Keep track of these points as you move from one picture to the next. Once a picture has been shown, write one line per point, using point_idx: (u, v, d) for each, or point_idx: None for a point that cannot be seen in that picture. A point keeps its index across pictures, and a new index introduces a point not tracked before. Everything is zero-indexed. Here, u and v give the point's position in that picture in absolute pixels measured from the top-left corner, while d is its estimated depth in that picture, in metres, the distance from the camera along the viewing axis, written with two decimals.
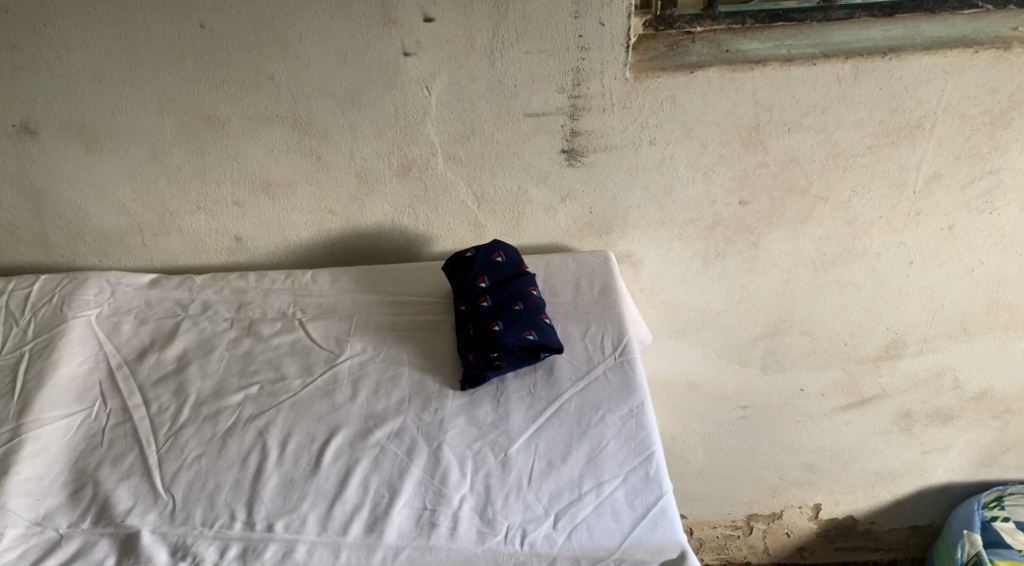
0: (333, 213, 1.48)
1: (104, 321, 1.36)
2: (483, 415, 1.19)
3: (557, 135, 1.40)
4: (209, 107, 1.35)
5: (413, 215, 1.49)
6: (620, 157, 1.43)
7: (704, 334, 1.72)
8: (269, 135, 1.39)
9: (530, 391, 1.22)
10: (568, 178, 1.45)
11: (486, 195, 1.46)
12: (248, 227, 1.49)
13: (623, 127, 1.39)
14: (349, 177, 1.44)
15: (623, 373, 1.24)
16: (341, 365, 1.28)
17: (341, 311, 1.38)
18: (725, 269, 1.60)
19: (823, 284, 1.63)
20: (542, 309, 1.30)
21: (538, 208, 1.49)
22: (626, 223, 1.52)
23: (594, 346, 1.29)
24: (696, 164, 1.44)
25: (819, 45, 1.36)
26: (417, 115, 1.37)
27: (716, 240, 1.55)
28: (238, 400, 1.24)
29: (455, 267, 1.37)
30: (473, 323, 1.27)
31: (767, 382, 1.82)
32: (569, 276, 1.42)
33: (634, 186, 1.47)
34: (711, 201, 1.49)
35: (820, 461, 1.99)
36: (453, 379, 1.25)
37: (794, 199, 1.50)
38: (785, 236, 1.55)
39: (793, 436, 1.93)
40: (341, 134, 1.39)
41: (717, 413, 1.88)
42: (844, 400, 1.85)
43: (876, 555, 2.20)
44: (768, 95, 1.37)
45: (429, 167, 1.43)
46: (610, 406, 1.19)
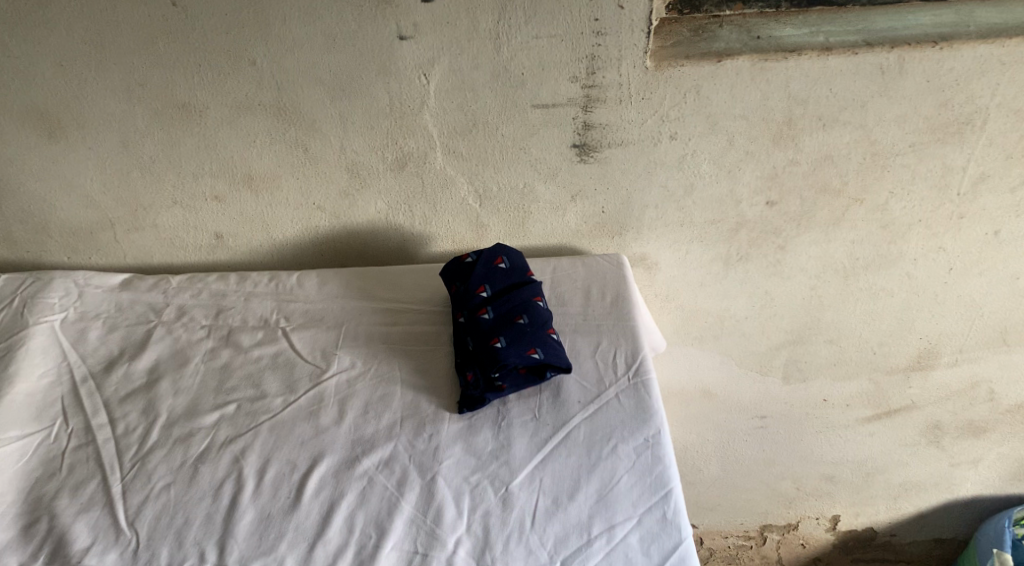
0: (322, 210, 1.36)
1: (69, 327, 1.24)
2: (482, 443, 1.08)
3: (568, 128, 1.27)
4: (184, 92, 1.22)
5: (409, 212, 1.36)
6: (637, 153, 1.30)
7: (722, 341, 1.60)
8: (251, 125, 1.26)
9: (534, 416, 1.11)
10: (579, 175, 1.32)
11: (488, 192, 1.34)
12: (229, 224, 1.37)
13: (640, 120, 1.26)
14: (340, 172, 1.31)
15: (637, 397, 1.12)
16: (327, 382, 1.17)
17: (329, 319, 1.26)
18: (747, 273, 1.47)
19: (854, 291, 1.50)
20: (549, 322, 1.18)
21: (545, 207, 1.36)
22: (641, 223, 1.39)
23: (605, 364, 1.18)
24: (720, 161, 1.31)
25: (861, 32, 1.22)
26: (414, 106, 1.24)
27: (739, 242, 1.43)
28: (212, 420, 1.12)
29: (453, 273, 1.24)
30: (473, 338, 1.15)
31: (788, 392, 1.70)
32: (578, 283, 1.30)
33: (651, 184, 1.34)
34: (735, 201, 1.36)
35: (840, 473, 1.87)
36: (449, 400, 1.13)
37: (827, 200, 1.36)
38: (815, 240, 1.42)
39: (813, 446, 1.82)
40: (330, 125, 1.26)
41: (733, 423, 1.77)
42: (870, 410, 1.73)
43: None
44: (803, 87, 1.23)
45: (427, 162, 1.30)
46: (623, 434, 1.08)
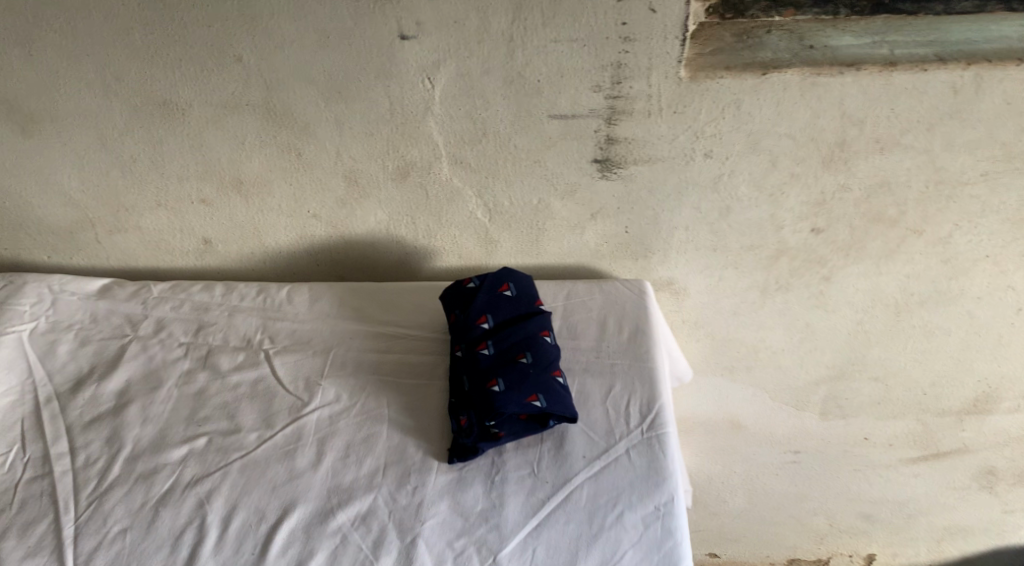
0: (317, 219, 1.24)
1: (38, 339, 1.15)
2: (471, 501, 0.97)
3: (589, 142, 1.13)
4: (165, 89, 1.12)
5: (412, 224, 1.24)
6: (666, 171, 1.15)
7: (754, 372, 1.45)
8: (238, 126, 1.15)
9: (532, 471, 0.99)
10: (600, 193, 1.18)
11: (499, 206, 1.20)
12: (218, 229, 1.26)
13: (671, 136, 1.12)
14: (336, 179, 1.19)
15: (650, 454, 1.00)
16: (308, 417, 1.06)
17: (316, 343, 1.15)
18: (787, 302, 1.32)
19: (906, 327, 1.34)
20: (556, 362, 1.05)
21: (561, 225, 1.22)
22: (668, 246, 1.25)
23: (617, 412, 1.05)
24: (760, 183, 1.16)
25: (932, 44, 1.06)
26: (416, 112, 1.12)
27: (779, 270, 1.28)
28: (180, 455, 1.03)
29: (453, 299, 1.12)
30: (469, 378, 1.03)
31: (825, 428, 1.55)
32: (594, 313, 1.17)
33: (681, 205, 1.19)
34: (776, 226, 1.22)
35: (879, 512, 1.72)
36: (439, 446, 1.02)
37: (880, 230, 1.21)
38: (865, 271, 1.26)
39: (851, 484, 1.67)
40: (324, 129, 1.14)
41: (763, 455, 1.63)
42: (916, 452, 1.58)
43: None
44: (861, 105, 1.07)
45: (431, 172, 1.18)
46: (631, 500, 0.96)
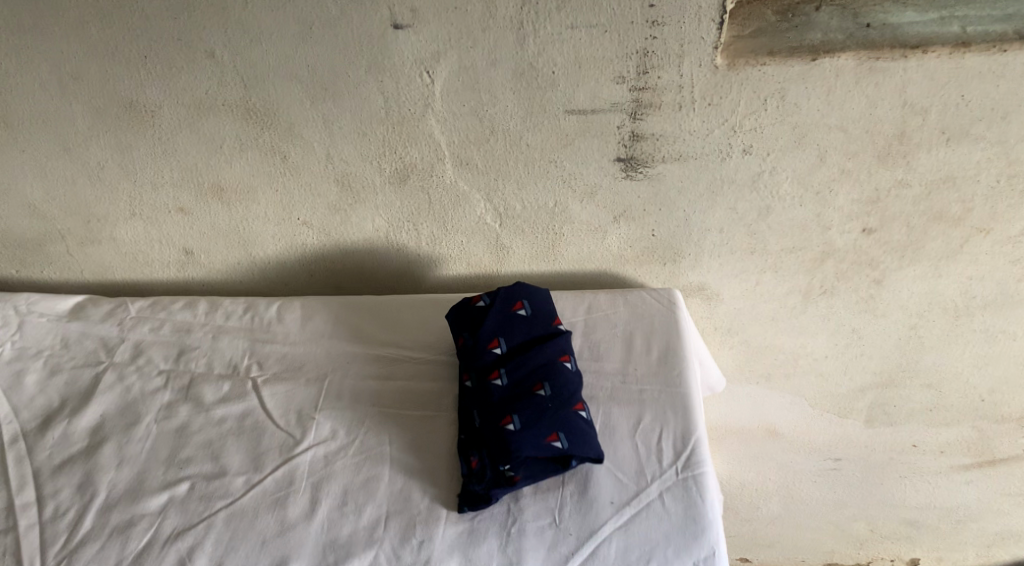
0: (309, 227, 1.12)
1: (3, 369, 1.04)
2: (485, 557, 0.86)
3: (611, 139, 1.00)
4: (131, 88, 0.99)
5: (414, 231, 1.11)
6: (698, 169, 1.02)
7: (794, 379, 1.33)
8: (215, 128, 1.03)
9: (553, 521, 0.88)
10: (624, 194, 1.05)
11: (510, 210, 1.08)
12: (199, 240, 1.14)
13: (706, 130, 0.98)
14: (327, 184, 1.07)
15: (687, 499, 0.89)
16: (301, 458, 0.95)
17: (310, 369, 1.04)
18: (832, 307, 1.19)
19: (967, 332, 1.21)
20: (578, 392, 0.93)
21: (581, 229, 1.09)
22: (701, 250, 1.12)
23: (647, 448, 0.93)
24: (805, 180, 1.03)
25: (1010, 19, 0.92)
26: (414, 109, 0.99)
27: (824, 273, 1.14)
28: (159, 504, 0.92)
29: (460, 319, 0.99)
30: (479, 414, 0.91)
31: (870, 435, 1.42)
32: (618, 330, 1.04)
33: (716, 205, 1.06)
34: (822, 226, 1.08)
35: (924, 518, 1.61)
36: (447, 492, 0.91)
37: (942, 229, 1.07)
38: (922, 274, 1.13)
39: (895, 491, 1.55)
40: (312, 129, 1.02)
41: (800, 463, 1.51)
42: (969, 458, 1.45)
43: None
44: (925, 92, 0.94)
45: (433, 174, 1.05)
46: (667, 555, 0.85)
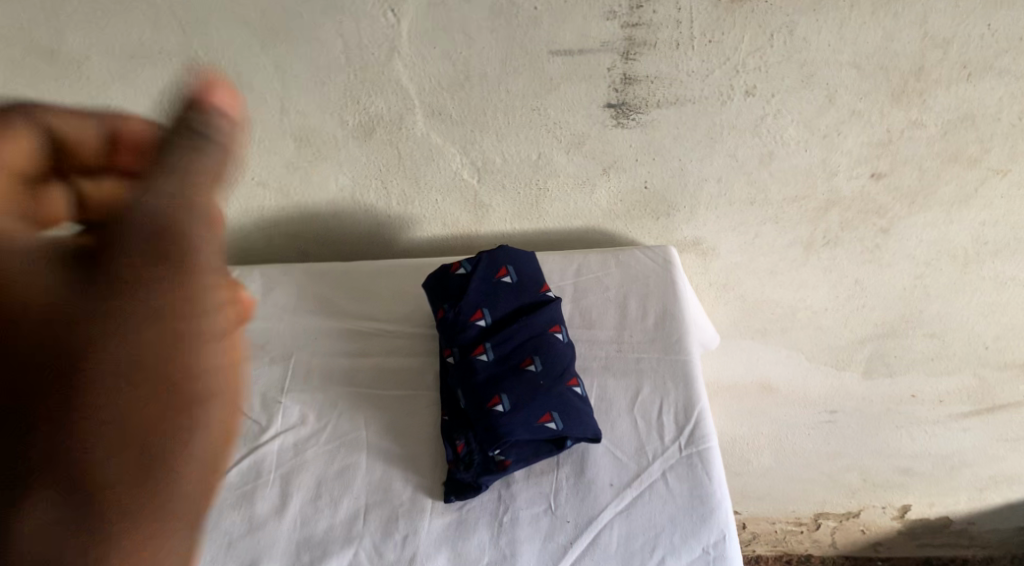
0: (266, 187, 1.01)
1: None
2: (476, 550, 0.78)
3: (600, 83, 0.90)
4: (50, 36, 0.87)
5: (382, 189, 1.01)
6: (696, 115, 0.93)
7: (792, 333, 1.26)
8: (152, 81, 0.91)
9: (549, 508, 0.81)
10: (614, 143, 0.95)
11: (489, 163, 0.98)
12: None
13: (705, 71, 0.88)
14: (284, 140, 0.96)
15: (692, 479, 0.82)
16: (267, 447, 0.86)
17: (274, 347, 0.94)
18: (835, 258, 1.11)
19: (975, 280, 1.13)
20: (571, 365, 0.85)
21: (566, 182, 1.00)
22: (696, 202, 1.03)
23: (647, 423, 0.86)
24: (812, 123, 0.94)
25: None
26: (378, 54, 0.88)
27: (828, 223, 1.06)
28: None
29: (439, 289, 0.90)
30: (463, 393, 0.83)
31: (868, 387, 1.37)
32: (610, 293, 0.96)
33: (714, 153, 0.97)
34: (828, 172, 0.99)
35: (919, 466, 1.55)
36: (432, 479, 0.83)
37: (956, 171, 0.98)
38: (932, 220, 1.05)
39: (891, 441, 1.49)
40: (264, 80, 0.90)
41: (795, 417, 1.45)
42: (968, 407, 1.38)
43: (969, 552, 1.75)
44: (948, 22, 0.84)
45: (402, 127, 0.94)
46: (673, 541, 0.78)
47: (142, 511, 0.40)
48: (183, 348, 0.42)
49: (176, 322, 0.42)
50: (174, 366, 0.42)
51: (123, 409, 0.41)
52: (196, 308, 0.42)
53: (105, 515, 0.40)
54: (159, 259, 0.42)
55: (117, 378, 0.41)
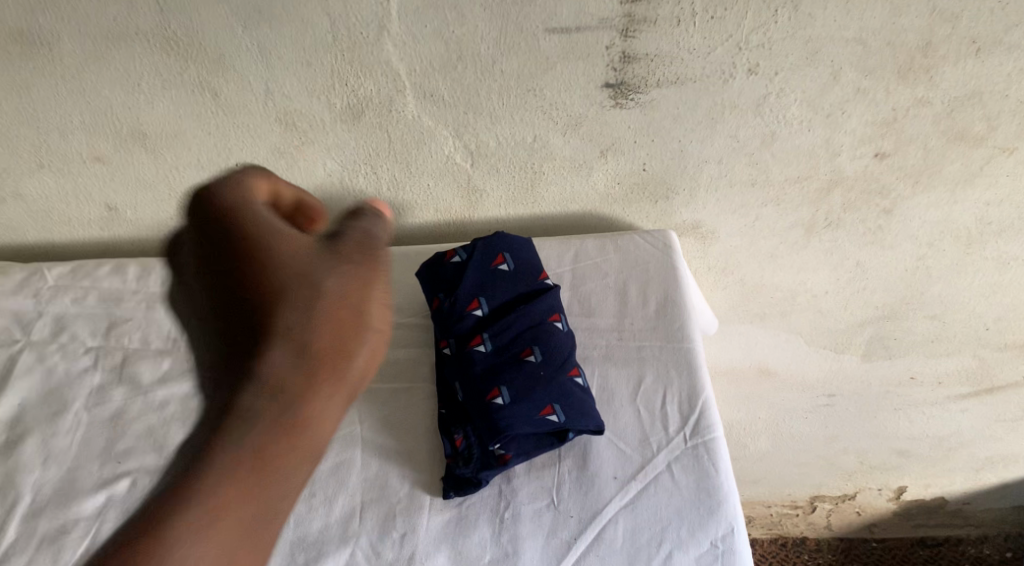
0: None
1: None
2: (477, 548, 0.76)
3: (599, 61, 0.87)
4: (21, 16, 0.83)
5: (372, 174, 0.97)
6: (697, 94, 0.90)
7: (791, 317, 1.24)
8: (129, 62, 0.87)
9: (551, 503, 0.78)
10: (612, 124, 0.92)
11: (482, 147, 0.94)
12: (123, 193, 0.99)
13: (706, 49, 0.86)
14: (268, 124, 0.92)
15: (698, 470, 0.79)
16: None
17: None
18: (837, 240, 1.09)
19: (977, 261, 1.11)
20: (572, 356, 0.82)
21: (562, 165, 0.97)
22: (696, 184, 1.00)
23: (650, 414, 0.83)
24: (816, 102, 0.91)
25: None
26: (366, 33, 0.84)
27: (830, 204, 1.03)
28: (96, 506, 0.80)
29: (434, 278, 0.87)
30: (461, 386, 0.80)
31: (867, 369, 1.33)
32: (609, 280, 0.93)
33: (715, 134, 0.94)
34: (831, 152, 0.97)
35: (916, 448, 1.49)
36: (430, 475, 0.80)
37: (962, 151, 0.96)
38: (935, 201, 1.02)
39: (888, 423, 1.45)
40: (247, 61, 0.87)
41: (792, 401, 1.42)
42: (967, 388, 1.35)
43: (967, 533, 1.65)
44: None
45: (391, 109, 0.90)
46: (680, 535, 0.76)
47: (274, 488, 0.50)
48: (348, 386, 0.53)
49: (349, 367, 0.53)
50: (332, 398, 0.52)
51: (297, 414, 0.51)
52: (358, 358, 0.53)
53: (257, 471, 0.50)
54: (339, 321, 0.53)
55: (304, 379, 0.52)
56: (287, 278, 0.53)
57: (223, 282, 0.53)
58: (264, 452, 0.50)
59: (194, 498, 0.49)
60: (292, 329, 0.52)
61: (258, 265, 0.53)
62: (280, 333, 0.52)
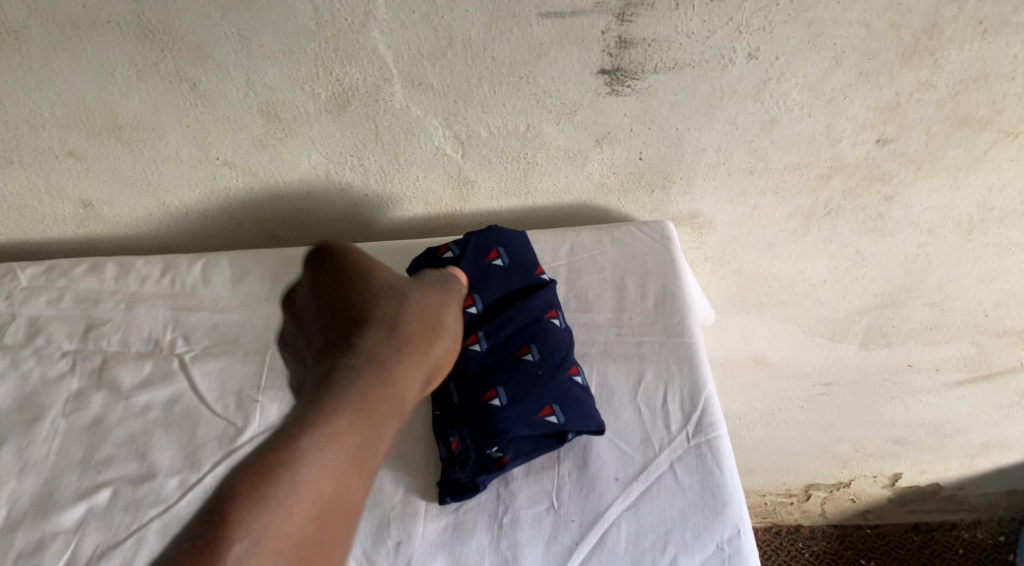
0: (232, 168, 0.93)
1: None
2: (475, 555, 0.73)
3: (594, 47, 0.84)
4: None
5: (359, 166, 0.93)
6: (695, 80, 0.87)
7: (789, 307, 1.20)
8: (101, 53, 0.83)
9: (551, 507, 0.75)
10: (608, 112, 0.89)
11: (474, 136, 0.91)
12: (98, 189, 0.95)
13: (706, 32, 0.83)
14: (250, 116, 0.88)
15: (702, 470, 0.77)
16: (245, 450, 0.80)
17: (247, 341, 0.87)
18: (836, 229, 1.06)
19: (979, 247, 1.07)
20: (570, 353, 0.80)
21: (557, 155, 0.93)
22: (694, 173, 0.97)
23: (652, 411, 0.81)
24: (817, 87, 0.88)
25: None
26: (352, 20, 0.81)
27: (830, 192, 1.00)
28: (76, 518, 0.77)
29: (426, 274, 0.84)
30: (456, 387, 0.77)
31: (863, 357, 1.27)
32: (606, 273, 0.90)
33: (713, 121, 0.91)
34: (832, 139, 0.94)
35: (912, 435, 1.42)
36: (425, 480, 0.77)
37: (965, 136, 0.93)
38: (938, 187, 0.99)
39: (884, 410, 1.38)
40: (226, 50, 0.83)
41: (788, 389, 1.35)
42: (964, 373, 1.28)
43: (957, 516, 1.58)
44: None
45: (379, 98, 0.87)
46: (686, 538, 0.73)
47: (366, 437, 0.66)
48: (426, 359, 0.73)
49: (429, 348, 0.73)
50: (412, 366, 0.72)
51: (385, 376, 0.69)
52: (436, 347, 0.74)
53: (355, 423, 0.66)
54: (421, 326, 0.74)
55: (394, 355, 0.71)
56: (380, 293, 0.75)
57: (337, 302, 0.74)
58: (360, 408, 0.67)
59: (311, 434, 0.64)
60: (386, 318, 0.73)
61: (365, 289, 0.75)
62: (378, 324, 0.72)
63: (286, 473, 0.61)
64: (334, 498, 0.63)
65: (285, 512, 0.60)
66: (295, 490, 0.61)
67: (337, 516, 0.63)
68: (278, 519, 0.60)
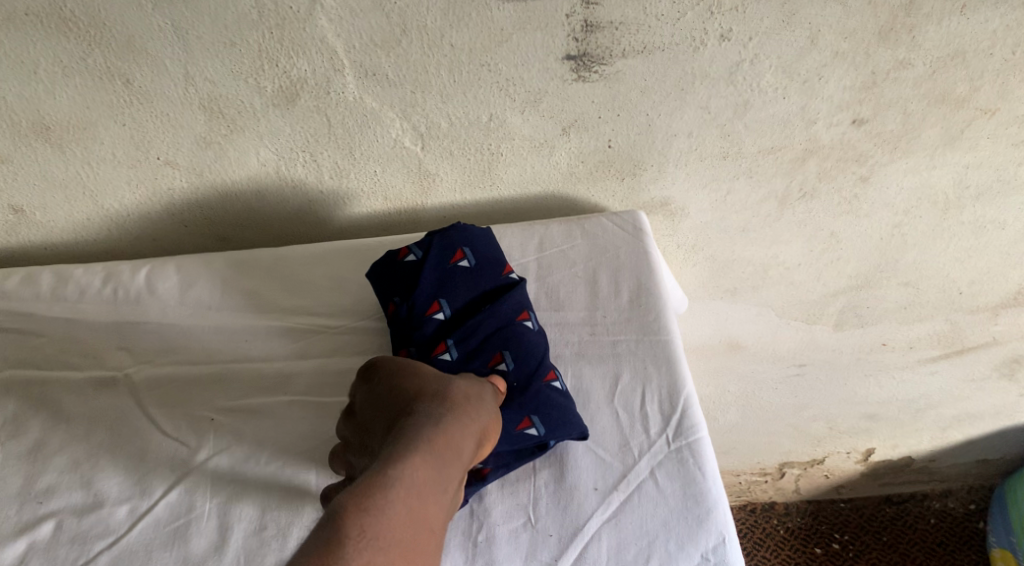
0: (176, 168, 0.87)
1: None
2: None
3: (558, 31, 0.79)
4: None
5: (312, 163, 0.88)
6: (666, 63, 0.83)
7: (764, 292, 1.16)
8: (21, 48, 0.76)
9: (528, 521, 0.72)
10: (574, 100, 0.85)
11: (434, 127, 0.86)
12: (29, 193, 0.88)
13: (677, 13, 0.79)
14: (191, 112, 0.82)
15: (684, 475, 0.74)
16: (198, 473, 0.75)
17: (197, 354, 0.82)
18: (811, 212, 1.01)
19: (954, 226, 1.04)
20: (544, 358, 0.76)
21: (522, 146, 0.88)
22: (665, 159, 0.92)
23: (630, 414, 0.77)
24: (791, 67, 0.85)
25: None
26: (297, 8, 0.75)
27: (804, 174, 0.96)
28: (17, 555, 0.72)
29: (387, 278, 0.78)
30: None
31: (838, 338, 1.23)
32: (578, 268, 0.86)
33: (685, 105, 0.87)
34: (808, 120, 0.90)
35: (885, 412, 1.39)
36: None
37: (942, 114, 0.90)
38: (913, 166, 0.96)
39: (859, 388, 1.34)
40: (161, 42, 0.77)
41: (763, 372, 1.31)
42: (937, 350, 1.25)
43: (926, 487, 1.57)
44: None
45: (330, 91, 0.81)
46: (670, 549, 0.71)
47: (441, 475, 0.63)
48: (480, 418, 0.68)
49: (479, 404, 0.69)
50: (466, 424, 0.67)
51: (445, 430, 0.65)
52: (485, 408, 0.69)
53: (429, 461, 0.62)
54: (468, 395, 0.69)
55: (449, 409, 0.66)
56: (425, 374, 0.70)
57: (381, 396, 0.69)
58: (431, 445, 0.63)
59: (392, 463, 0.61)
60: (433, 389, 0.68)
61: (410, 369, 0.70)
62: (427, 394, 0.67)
63: (380, 491, 0.59)
64: (423, 517, 0.60)
65: (384, 524, 0.58)
66: (391, 505, 0.59)
67: (424, 536, 0.60)
68: (382, 525, 0.58)
